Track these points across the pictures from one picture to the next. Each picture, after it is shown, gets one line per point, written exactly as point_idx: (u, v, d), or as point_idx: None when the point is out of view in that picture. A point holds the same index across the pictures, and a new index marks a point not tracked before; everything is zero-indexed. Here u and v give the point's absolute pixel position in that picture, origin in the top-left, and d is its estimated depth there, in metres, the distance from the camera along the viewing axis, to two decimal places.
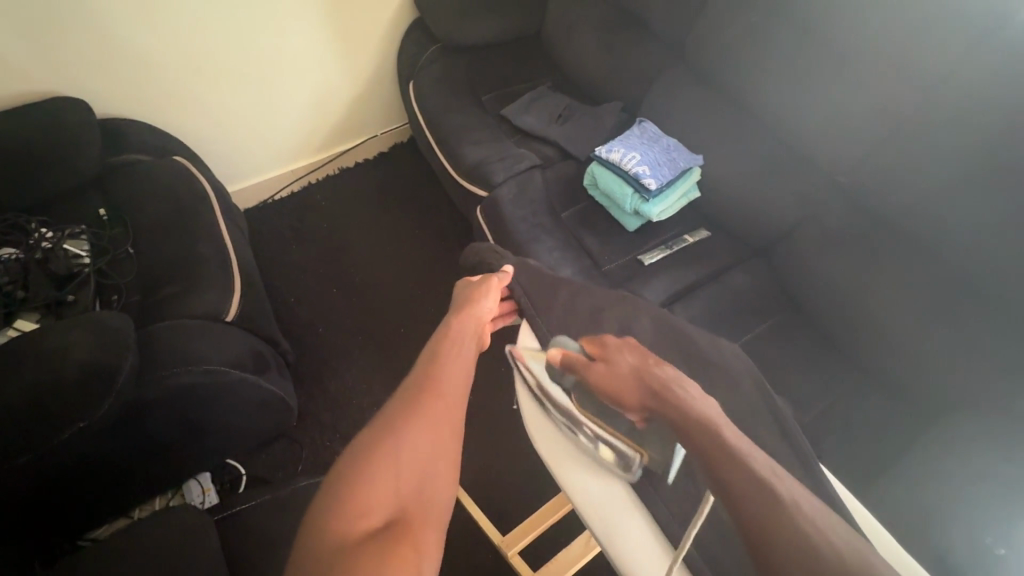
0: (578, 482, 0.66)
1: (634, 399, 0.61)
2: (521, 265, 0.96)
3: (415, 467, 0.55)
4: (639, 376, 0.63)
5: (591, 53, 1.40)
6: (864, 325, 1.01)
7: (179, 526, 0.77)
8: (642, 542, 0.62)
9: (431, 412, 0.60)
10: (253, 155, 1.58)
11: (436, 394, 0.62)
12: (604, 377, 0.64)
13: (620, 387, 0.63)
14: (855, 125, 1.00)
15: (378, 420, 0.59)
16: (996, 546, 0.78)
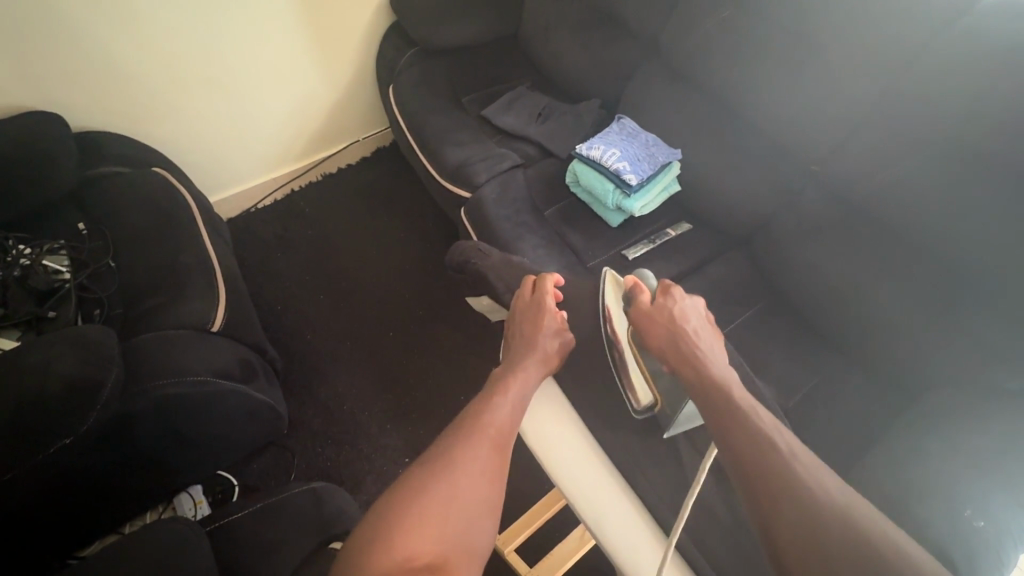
0: (578, 482, 0.71)
1: (661, 344, 0.77)
2: (503, 264, 0.99)
3: (459, 502, 0.62)
4: (676, 328, 0.78)
5: (569, 52, 1.41)
6: (843, 310, 1.03)
7: (167, 541, 0.75)
8: (634, 541, 0.68)
9: (478, 452, 0.67)
10: (234, 164, 1.57)
11: (485, 435, 0.69)
12: (648, 321, 0.80)
13: (660, 330, 0.78)
14: (827, 115, 1.02)
15: (431, 458, 0.66)
16: (976, 520, 0.74)
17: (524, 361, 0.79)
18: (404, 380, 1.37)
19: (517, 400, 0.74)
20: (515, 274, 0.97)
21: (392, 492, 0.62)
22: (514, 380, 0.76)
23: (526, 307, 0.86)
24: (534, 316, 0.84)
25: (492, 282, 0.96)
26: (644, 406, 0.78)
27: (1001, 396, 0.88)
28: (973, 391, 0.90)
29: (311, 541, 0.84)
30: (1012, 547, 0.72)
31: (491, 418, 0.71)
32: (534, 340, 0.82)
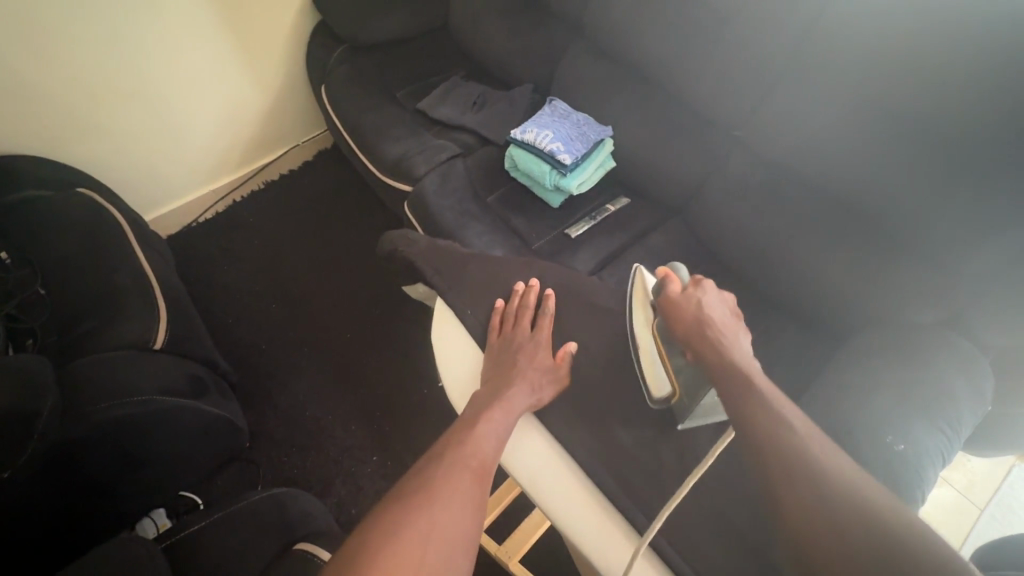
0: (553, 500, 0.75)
1: (685, 330, 0.78)
2: (429, 249, 1.00)
3: (439, 531, 0.63)
4: (700, 317, 0.77)
5: (498, 39, 1.41)
6: (772, 267, 1.09)
7: (117, 560, 0.73)
8: (612, 547, 0.72)
9: (458, 481, 0.68)
10: (169, 179, 1.52)
11: (465, 465, 0.71)
12: (673, 312, 0.80)
13: (686, 321, 0.78)
14: (743, 82, 1.06)
15: (410, 489, 0.67)
16: (896, 444, 0.80)
17: (512, 390, 0.80)
18: (365, 380, 1.37)
19: (500, 430, 0.76)
20: (456, 263, 0.98)
21: (371, 523, 0.62)
22: (499, 409, 0.78)
23: (514, 333, 0.88)
24: (526, 345, 0.87)
25: (423, 269, 0.98)
26: (663, 399, 0.82)
27: (916, 330, 0.95)
28: (894, 328, 0.97)
29: (273, 546, 0.84)
30: (925, 462, 0.79)
31: (472, 449, 0.73)
32: (522, 368, 0.84)
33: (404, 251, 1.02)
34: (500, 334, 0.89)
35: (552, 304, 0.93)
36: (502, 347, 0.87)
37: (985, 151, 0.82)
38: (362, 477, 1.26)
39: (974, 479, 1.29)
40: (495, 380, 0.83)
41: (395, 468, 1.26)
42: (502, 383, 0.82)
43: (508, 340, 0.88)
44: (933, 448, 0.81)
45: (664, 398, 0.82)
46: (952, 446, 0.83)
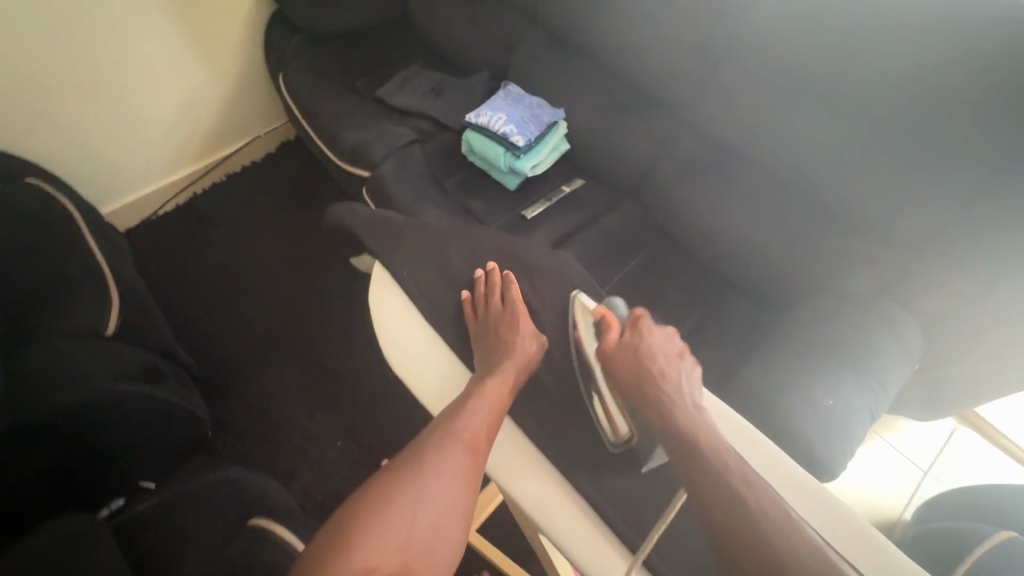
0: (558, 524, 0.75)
1: (629, 379, 0.79)
2: (372, 219, 1.01)
3: (424, 507, 0.69)
4: (641, 364, 0.79)
5: (453, 25, 1.43)
6: (718, 242, 1.12)
7: (57, 545, 0.72)
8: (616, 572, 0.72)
9: (451, 458, 0.73)
10: (126, 170, 1.50)
11: (460, 439, 0.75)
12: (615, 362, 0.81)
13: (629, 370, 0.79)
14: (687, 62, 1.08)
15: (402, 468, 0.73)
16: (827, 400, 0.84)
17: (503, 367, 0.83)
18: (329, 368, 1.37)
19: (495, 406, 0.79)
20: (396, 234, 0.98)
21: (365, 500, 0.69)
22: (492, 386, 0.81)
23: (498, 311, 0.90)
24: (512, 320, 0.89)
25: (362, 238, 0.99)
26: (621, 438, 0.81)
27: (852, 296, 1.00)
28: (833, 296, 1.01)
29: (226, 524, 0.85)
30: (851, 416, 0.84)
31: (469, 422, 0.77)
32: (509, 343, 0.86)
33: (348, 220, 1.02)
34: (483, 313, 0.90)
35: (517, 286, 0.93)
36: (487, 324, 0.89)
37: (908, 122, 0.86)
38: (327, 463, 1.26)
39: (916, 441, 1.36)
40: (486, 356, 0.85)
41: (360, 453, 1.27)
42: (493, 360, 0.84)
43: (490, 320, 0.89)
44: (862, 404, 0.86)
45: (623, 438, 0.81)
46: (880, 402, 0.88)
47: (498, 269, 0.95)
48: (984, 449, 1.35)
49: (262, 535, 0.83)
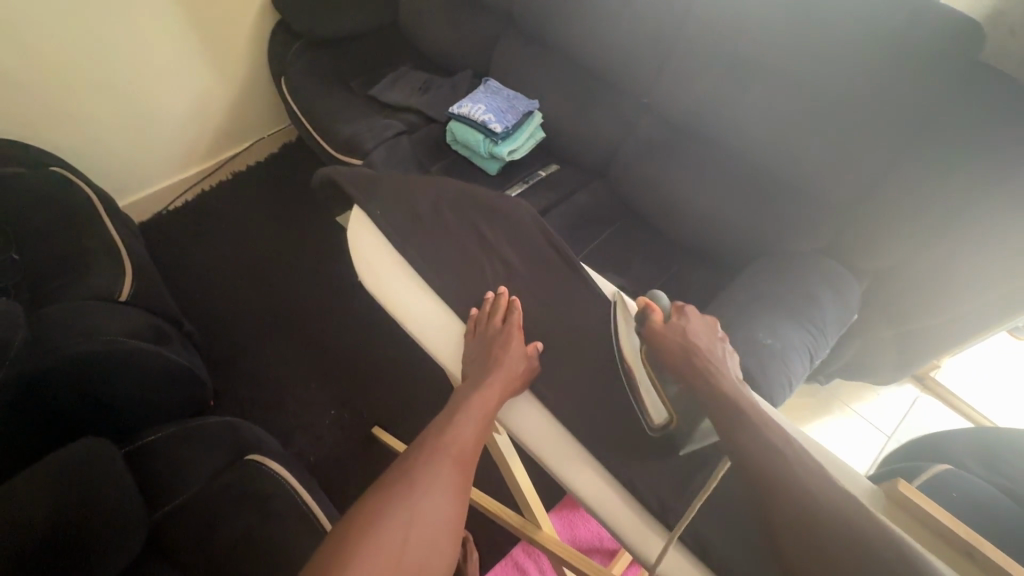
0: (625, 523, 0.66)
1: (676, 357, 0.68)
2: (358, 174, 0.87)
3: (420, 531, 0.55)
4: (691, 349, 0.68)
5: (438, 30, 1.57)
6: (679, 213, 1.23)
7: (78, 455, 0.81)
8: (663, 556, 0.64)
9: (434, 481, 0.59)
10: (140, 164, 1.63)
11: (442, 460, 0.61)
12: (663, 347, 0.69)
13: (675, 352, 0.68)
14: (645, 52, 1.20)
15: (381, 487, 0.58)
16: (765, 338, 0.93)
17: (492, 376, 0.68)
18: (324, 342, 1.45)
19: (482, 417, 0.66)
20: (383, 186, 0.86)
21: (350, 523, 0.54)
22: (480, 394, 0.67)
23: (498, 332, 0.72)
24: (513, 338, 0.72)
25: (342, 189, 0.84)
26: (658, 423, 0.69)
27: (796, 256, 1.09)
28: (783, 256, 1.11)
29: (222, 459, 0.94)
30: (788, 352, 0.92)
31: (450, 440, 0.63)
32: (503, 357, 0.70)
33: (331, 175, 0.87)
34: (482, 332, 0.73)
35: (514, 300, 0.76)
36: (484, 346, 0.71)
37: (836, 94, 0.97)
38: (321, 428, 1.33)
39: (881, 408, 1.43)
40: (472, 371, 0.69)
41: (352, 418, 1.34)
42: (479, 373, 0.69)
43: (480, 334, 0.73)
44: (799, 344, 0.95)
45: (660, 422, 0.69)
46: (818, 344, 0.97)
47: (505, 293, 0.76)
48: (943, 413, 1.42)
49: (259, 469, 0.93)
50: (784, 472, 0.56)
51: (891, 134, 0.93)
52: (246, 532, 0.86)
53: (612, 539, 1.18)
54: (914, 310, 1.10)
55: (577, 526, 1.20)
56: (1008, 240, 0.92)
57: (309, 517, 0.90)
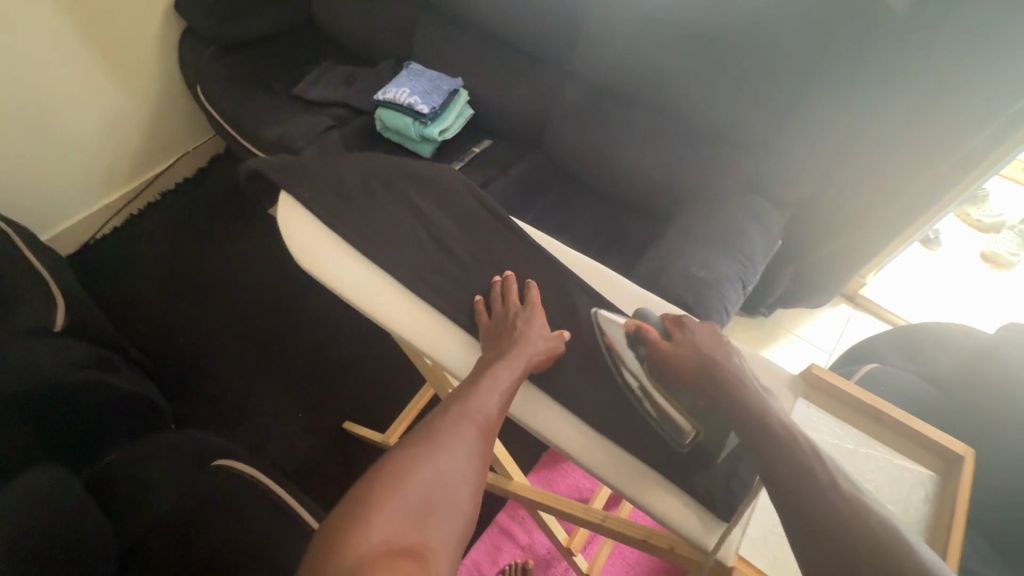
0: (638, 484, 0.65)
1: (694, 376, 0.61)
2: (282, 160, 0.85)
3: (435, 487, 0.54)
4: (707, 363, 0.61)
5: (352, 20, 1.55)
6: (611, 170, 1.27)
7: (43, 489, 0.78)
8: (676, 510, 0.63)
9: (454, 442, 0.58)
10: (57, 195, 1.54)
11: (464, 426, 0.60)
12: (679, 367, 0.63)
13: (692, 368, 0.62)
14: (557, 17, 1.23)
15: (403, 442, 0.59)
16: (699, 272, 0.99)
17: (514, 351, 0.67)
18: (282, 348, 1.43)
19: (507, 387, 0.64)
20: (310, 167, 0.84)
21: (371, 475, 0.55)
22: (502, 365, 0.65)
23: (520, 310, 0.71)
24: (534, 318, 0.71)
25: (267, 176, 0.82)
26: (687, 438, 0.65)
27: (722, 195, 1.15)
28: (711, 196, 1.17)
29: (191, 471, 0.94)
30: (721, 282, 0.99)
31: (473, 408, 0.61)
32: (524, 333, 0.69)
33: (254, 164, 0.85)
34: (501, 311, 0.72)
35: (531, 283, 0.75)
36: (503, 325, 0.70)
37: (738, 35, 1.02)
38: (292, 433, 1.31)
39: (821, 329, 1.54)
40: (492, 343, 0.68)
41: (322, 418, 1.33)
42: (501, 350, 0.67)
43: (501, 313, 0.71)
44: (730, 273, 1.01)
45: (688, 437, 0.65)
46: (748, 271, 1.04)
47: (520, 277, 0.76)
48: (875, 326, 1.54)
49: (236, 481, 0.93)
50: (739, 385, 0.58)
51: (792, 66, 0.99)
52: (224, 531, 0.87)
53: (591, 489, 1.23)
54: (832, 231, 1.20)
55: (556, 482, 1.25)
56: (902, 157, 1.01)
57: (287, 511, 0.92)
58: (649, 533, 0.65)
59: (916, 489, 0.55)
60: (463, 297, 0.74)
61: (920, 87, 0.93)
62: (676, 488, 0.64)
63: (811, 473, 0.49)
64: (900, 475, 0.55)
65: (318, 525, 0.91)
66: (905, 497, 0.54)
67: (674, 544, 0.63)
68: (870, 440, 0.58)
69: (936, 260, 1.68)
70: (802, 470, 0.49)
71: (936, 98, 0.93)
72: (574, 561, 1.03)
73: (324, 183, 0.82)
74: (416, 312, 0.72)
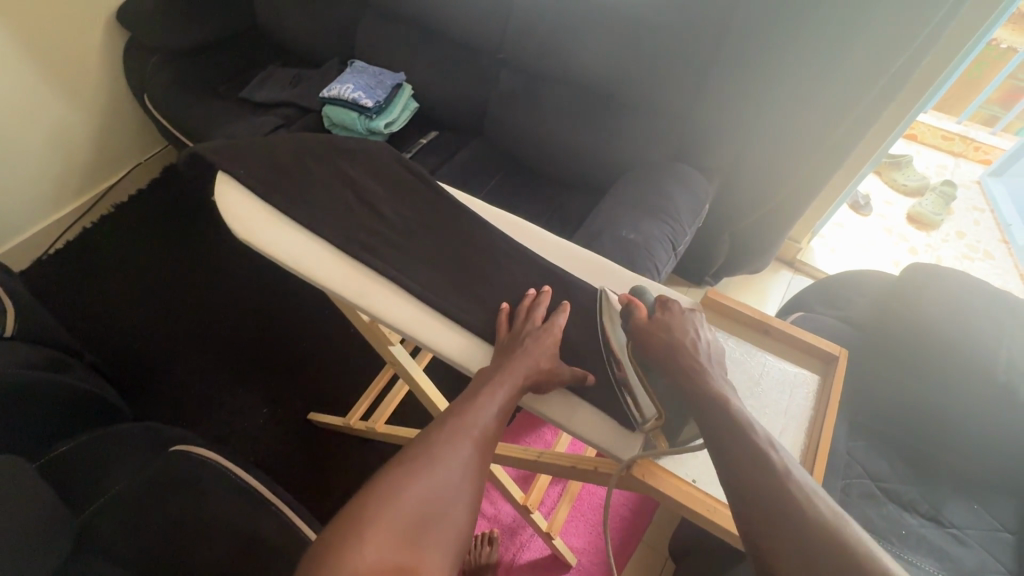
0: (579, 420, 0.68)
1: (663, 354, 0.60)
2: (220, 144, 0.88)
3: (429, 507, 0.53)
4: (681, 342, 0.60)
5: (295, 24, 1.60)
6: (550, 151, 1.34)
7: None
8: (613, 441, 0.66)
9: (450, 459, 0.56)
10: (4, 210, 1.52)
11: (462, 441, 0.58)
12: (650, 345, 0.61)
13: (661, 345, 0.60)
14: (487, 10, 1.29)
15: (398, 457, 0.57)
16: (629, 235, 1.06)
17: (519, 368, 0.65)
18: (242, 346, 1.44)
19: (507, 407, 0.63)
20: (247, 149, 0.87)
21: (363, 493, 0.53)
22: (506, 383, 0.64)
23: (536, 329, 0.70)
24: (548, 336, 0.70)
25: (204, 158, 0.85)
26: (648, 420, 0.62)
27: (653, 166, 1.23)
28: (643, 166, 1.24)
29: (146, 453, 0.97)
30: (650, 243, 1.05)
31: (471, 424, 0.60)
32: (532, 349, 0.67)
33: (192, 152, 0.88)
34: (515, 330, 0.71)
35: (552, 297, 0.74)
36: (514, 341, 0.69)
37: (655, 12, 1.09)
38: (254, 427, 1.32)
39: (764, 292, 1.63)
40: (498, 359, 0.67)
41: (285, 410, 1.35)
42: (506, 365, 0.65)
43: (517, 331, 0.71)
44: (659, 235, 1.08)
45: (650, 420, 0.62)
46: (676, 232, 1.11)
47: (550, 291, 0.75)
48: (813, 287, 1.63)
49: (195, 461, 0.96)
50: (662, 323, 0.63)
51: (705, 36, 1.06)
52: (187, 514, 0.89)
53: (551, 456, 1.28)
54: (758, 194, 1.28)
55: None
56: (809, 117, 1.10)
57: (258, 498, 0.94)
58: (576, 459, 0.68)
59: (799, 389, 0.65)
60: (394, 254, 0.79)
61: (816, 52, 1.00)
62: (611, 421, 0.68)
63: (774, 479, 0.46)
64: (787, 378, 0.66)
65: (281, 499, 0.95)
66: (792, 394, 0.64)
67: (598, 465, 0.65)
68: (758, 349, 0.68)
69: (866, 225, 1.80)
70: (770, 477, 0.46)
71: (832, 61, 1.01)
72: (532, 519, 1.06)
73: (260, 163, 0.86)
74: (351, 273, 0.77)
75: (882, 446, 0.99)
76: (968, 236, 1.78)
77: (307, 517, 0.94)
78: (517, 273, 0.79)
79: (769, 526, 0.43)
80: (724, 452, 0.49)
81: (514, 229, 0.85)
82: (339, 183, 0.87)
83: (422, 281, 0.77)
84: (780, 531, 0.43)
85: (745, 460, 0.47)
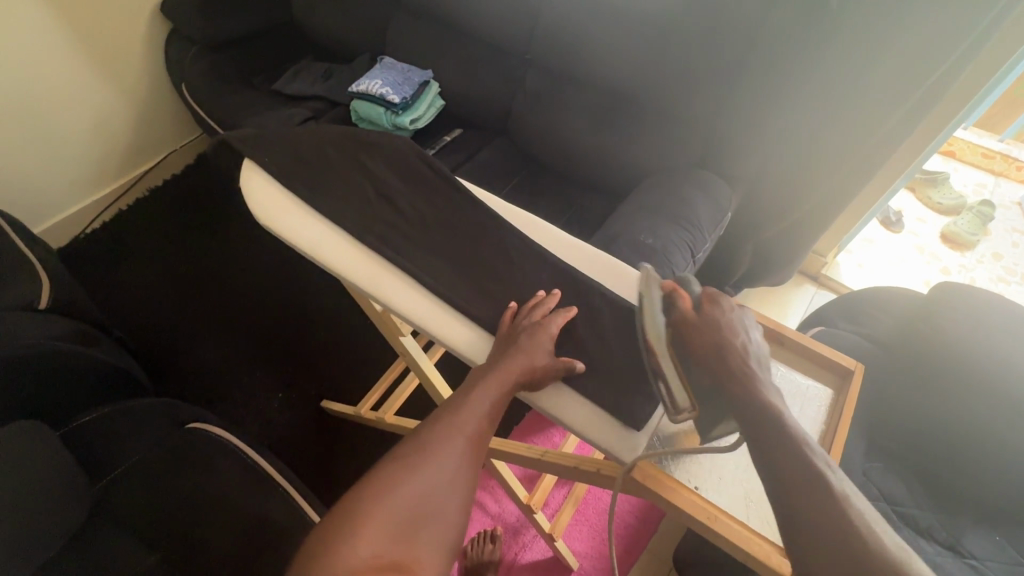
0: (580, 419, 0.68)
1: (708, 354, 0.58)
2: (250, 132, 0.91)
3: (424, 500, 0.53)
4: (728, 340, 0.58)
5: (329, 20, 1.63)
6: (573, 152, 1.34)
7: (27, 439, 0.79)
8: (617, 441, 0.66)
9: (445, 453, 0.57)
10: (46, 188, 1.59)
11: (458, 436, 0.59)
12: (698, 347, 0.59)
13: (708, 342, 0.59)
14: (515, 11, 1.30)
15: (395, 451, 0.58)
16: (647, 239, 1.05)
17: (516, 363, 0.65)
18: (261, 331, 1.48)
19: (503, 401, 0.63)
20: (274, 138, 0.90)
21: (362, 486, 0.54)
22: (502, 378, 0.64)
23: (535, 326, 0.70)
24: (547, 333, 0.70)
25: (232, 145, 0.88)
26: (682, 411, 0.60)
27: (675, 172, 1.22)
28: (666, 171, 1.23)
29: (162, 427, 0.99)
30: (669, 249, 1.04)
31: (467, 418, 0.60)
32: (530, 346, 0.67)
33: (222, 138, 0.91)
34: (515, 326, 0.71)
35: (554, 296, 0.74)
36: (512, 338, 0.69)
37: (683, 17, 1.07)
38: (269, 410, 1.35)
39: (785, 303, 1.60)
40: (495, 355, 0.68)
41: (299, 396, 1.37)
42: (502, 361, 0.66)
43: (516, 328, 0.71)
44: (677, 241, 1.07)
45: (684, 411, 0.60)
46: (696, 240, 1.09)
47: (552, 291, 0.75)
48: None
49: (208, 438, 0.99)
50: (713, 322, 0.60)
51: (735, 44, 1.05)
52: (199, 490, 0.92)
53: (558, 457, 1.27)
54: (781, 205, 1.26)
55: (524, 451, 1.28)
56: (839, 130, 1.08)
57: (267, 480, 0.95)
58: (579, 460, 0.68)
59: (811, 403, 0.64)
60: (409, 246, 0.80)
61: (847, 63, 0.98)
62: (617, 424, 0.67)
63: (818, 481, 0.45)
64: (800, 390, 0.64)
65: (290, 484, 0.96)
66: (805, 407, 0.63)
67: (599, 467, 0.64)
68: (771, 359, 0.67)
69: (895, 242, 1.74)
70: (810, 479, 0.45)
71: (864, 73, 0.98)
72: (535, 519, 1.06)
73: (286, 152, 0.88)
74: (367, 264, 0.78)
75: (898, 468, 0.96)
76: (1006, 258, 1.71)
77: (313, 502, 0.96)
78: (529, 271, 0.79)
79: (807, 533, 0.43)
80: (765, 448, 0.48)
81: (531, 227, 0.85)
82: (361, 174, 0.89)
83: (436, 274, 0.77)
84: (818, 537, 0.43)
85: (790, 460, 0.47)
